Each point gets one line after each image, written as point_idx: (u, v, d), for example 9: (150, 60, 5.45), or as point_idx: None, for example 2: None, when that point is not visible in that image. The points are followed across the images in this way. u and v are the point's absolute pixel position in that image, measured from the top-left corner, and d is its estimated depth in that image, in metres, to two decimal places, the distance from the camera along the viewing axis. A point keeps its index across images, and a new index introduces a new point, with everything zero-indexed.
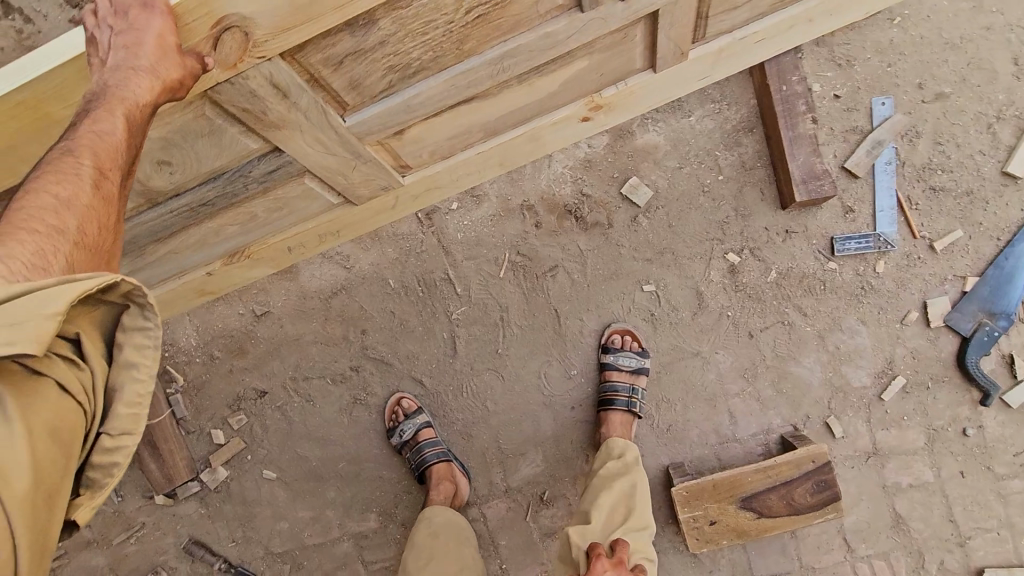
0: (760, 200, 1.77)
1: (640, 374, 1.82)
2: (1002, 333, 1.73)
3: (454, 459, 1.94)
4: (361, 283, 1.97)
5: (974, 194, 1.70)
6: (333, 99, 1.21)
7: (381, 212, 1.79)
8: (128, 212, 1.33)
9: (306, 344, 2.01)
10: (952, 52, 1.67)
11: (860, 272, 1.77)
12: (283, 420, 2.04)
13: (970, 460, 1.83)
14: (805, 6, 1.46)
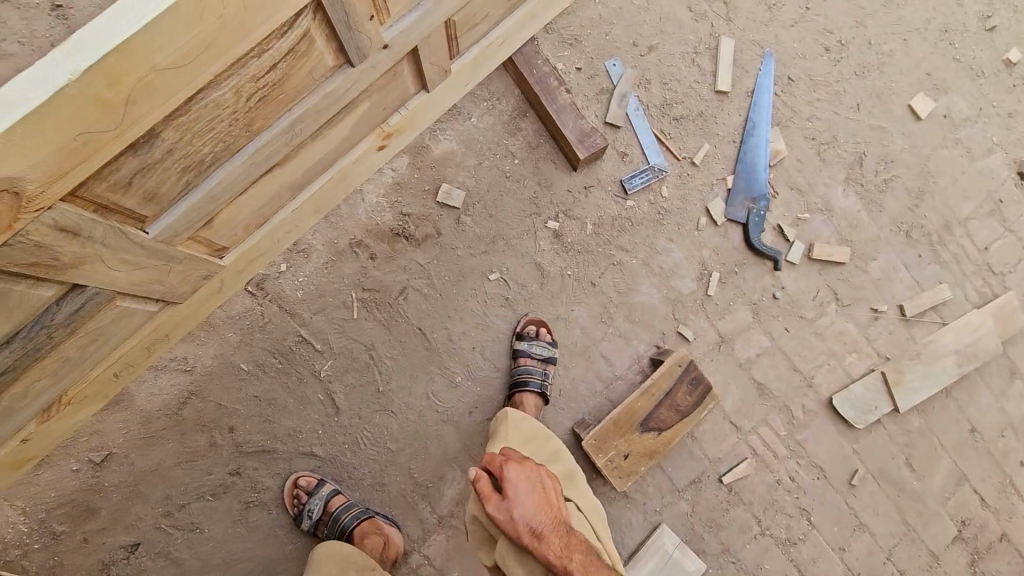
0: (555, 169, 1.99)
1: (551, 363, 1.94)
2: (766, 211, 2.15)
3: (375, 513, 1.85)
4: (210, 381, 1.82)
5: (705, 114, 2.09)
6: (129, 218, 1.13)
7: (205, 302, 1.67)
8: None
9: (169, 471, 1.79)
10: (646, 11, 2.04)
11: (652, 201, 2.07)
12: (172, 564, 1.77)
13: (787, 317, 2.21)
14: (527, 9, 1.71)
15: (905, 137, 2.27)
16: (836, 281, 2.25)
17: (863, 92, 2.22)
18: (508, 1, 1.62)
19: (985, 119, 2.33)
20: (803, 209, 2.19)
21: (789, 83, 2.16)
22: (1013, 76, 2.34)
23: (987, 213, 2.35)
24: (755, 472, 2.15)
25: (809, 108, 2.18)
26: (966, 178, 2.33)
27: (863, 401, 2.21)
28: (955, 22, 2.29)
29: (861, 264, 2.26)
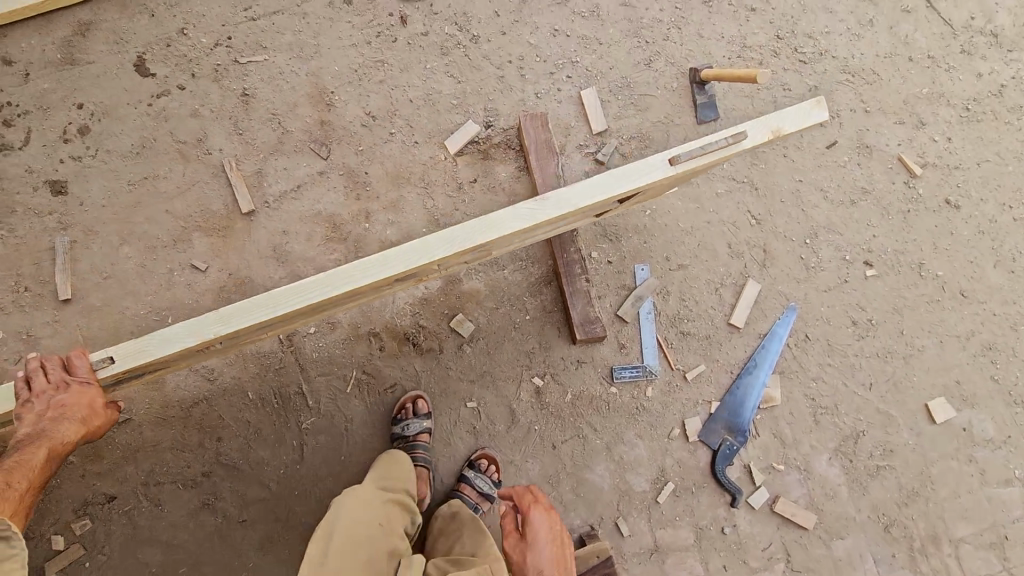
0: (558, 336, 2.25)
1: (489, 498, 2.15)
2: (741, 447, 2.22)
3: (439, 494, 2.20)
4: (221, 395, 2.22)
5: (711, 338, 2.25)
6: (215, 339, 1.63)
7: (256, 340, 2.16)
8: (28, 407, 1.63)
9: (163, 451, 2.19)
10: (688, 235, 2.28)
11: (634, 395, 2.24)
12: (129, 526, 2.15)
13: (729, 555, 2.21)
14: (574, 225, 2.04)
15: (913, 433, 2.24)
16: (795, 542, 2.22)
17: (879, 374, 2.26)
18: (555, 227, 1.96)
19: (1009, 447, 2.25)
20: (780, 459, 2.24)
21: (804, 340, 2.26)
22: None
23: (983, 543, 2.22)
24: None
25: (817, 369, 2.26)
26: (971, 498, 2.23)
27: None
28: (1002, 342, 2.27)
29: (826, 537, 2.22)
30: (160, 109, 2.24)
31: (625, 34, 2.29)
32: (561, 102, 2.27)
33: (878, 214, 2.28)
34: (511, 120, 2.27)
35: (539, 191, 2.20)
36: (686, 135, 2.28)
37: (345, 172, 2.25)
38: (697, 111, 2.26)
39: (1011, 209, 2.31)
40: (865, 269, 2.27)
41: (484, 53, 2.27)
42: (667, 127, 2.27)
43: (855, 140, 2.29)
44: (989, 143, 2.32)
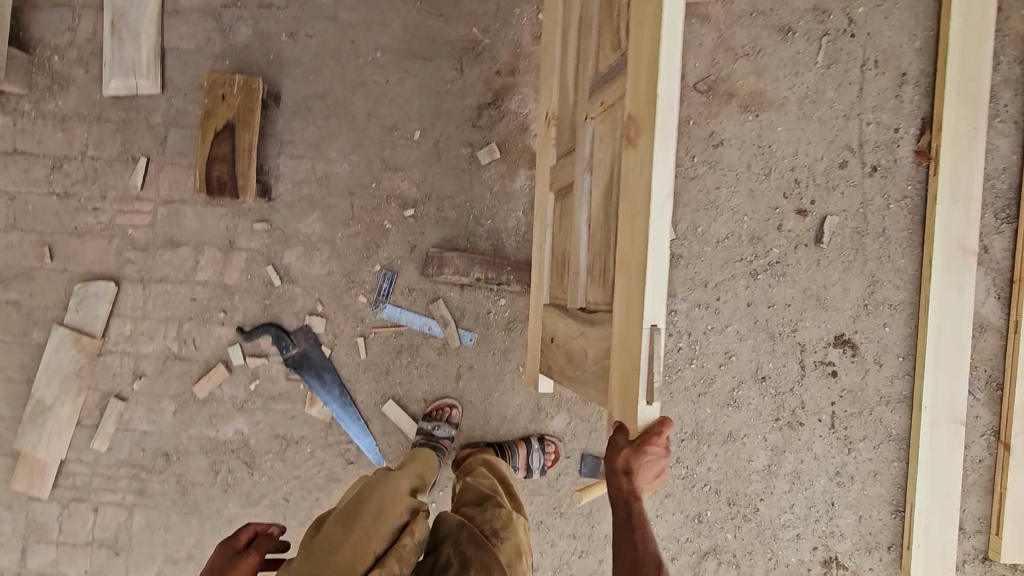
0: (443, 235, 2.29)
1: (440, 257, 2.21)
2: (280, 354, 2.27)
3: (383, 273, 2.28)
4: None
5: (381, 374, 2.26)
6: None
7: None
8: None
9: None
10: (481, 397, 2.24)
11: (362, 281, 2.29)
12: None
13: (194, 306, 2.32)
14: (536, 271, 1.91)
15: (222, 520, 2.30)
16: (172, 372, 2.32)
17: (283, 509, 2.29)
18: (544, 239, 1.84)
19: None
20: (246, 391, 2.29)
21: (343, 460, 2.27)
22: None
23: (103, 543, 2.31)
24: (118, 188, 2.35)
25: (311, 458, 2.28)
26: (146, 546, 2.31)
27: (90, 311, 2.31)
28: None
29: (166, 403, 2.31)
30: None
31: (698, 418, 2.15)
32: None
33: None
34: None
35: None
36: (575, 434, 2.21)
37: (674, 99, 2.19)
38: (591, 454, 2.18)
39: None
40: None
41: (739, 278, 2.17)
42: (589, 421, 2.19)
43: None
44: None
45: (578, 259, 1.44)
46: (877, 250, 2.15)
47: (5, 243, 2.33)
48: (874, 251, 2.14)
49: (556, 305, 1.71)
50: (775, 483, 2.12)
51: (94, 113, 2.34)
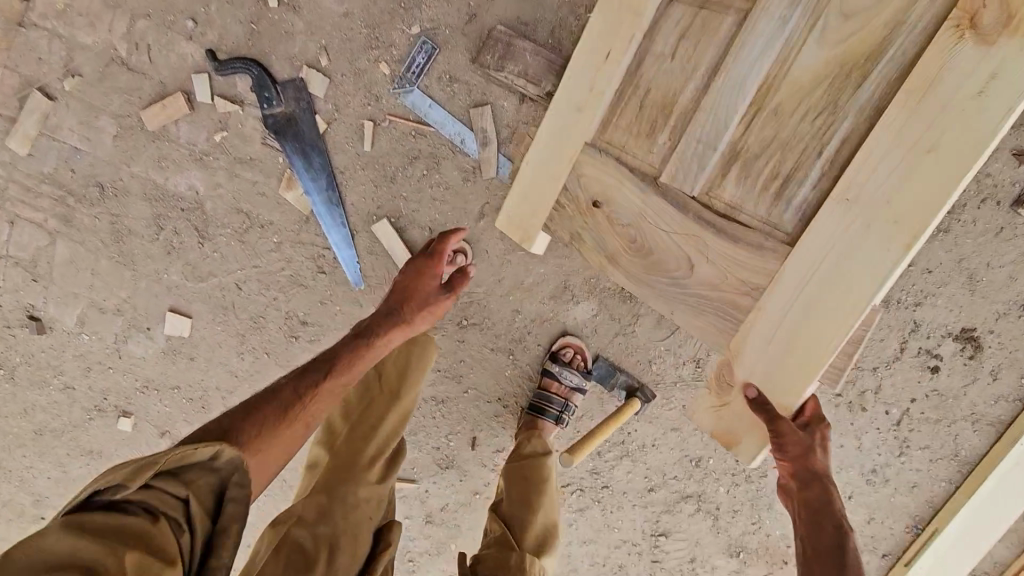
0: (518, 15, 1.58)
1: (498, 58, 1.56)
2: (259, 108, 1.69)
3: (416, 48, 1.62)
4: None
5: (382, 179, 1.72)
6: None
7: None
8: None
9: None
10: (499, 251, 1.74)
11: (391, 46, 1.63)
12: None
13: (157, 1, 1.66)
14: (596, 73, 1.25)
15: (159, 283, 1.92)
16: (116, 83, 1.73)
17: (231, 297, 1.90)
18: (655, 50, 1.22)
19: (99, 348, 2.03)
20: (209, 141, 1.75)
21: (313, 266, 1.83)
22: (105, 404, 2.11)
23: (18, 263, 1.93)
24: None
25: (276, 250, 1.83)
26: (67, 282, 1.94)
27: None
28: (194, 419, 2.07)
29: (105, 122, 1.77)
30: None
31: None
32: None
33: None
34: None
35: None
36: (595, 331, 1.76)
37: None
38: (605, 359, 1.75)
39: None
40: None
41: None
42: (619, 323, 1.73)
43: (454, 461, 1.97)
44: None
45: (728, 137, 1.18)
46: None
47: None
48: None
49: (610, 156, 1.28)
50: None
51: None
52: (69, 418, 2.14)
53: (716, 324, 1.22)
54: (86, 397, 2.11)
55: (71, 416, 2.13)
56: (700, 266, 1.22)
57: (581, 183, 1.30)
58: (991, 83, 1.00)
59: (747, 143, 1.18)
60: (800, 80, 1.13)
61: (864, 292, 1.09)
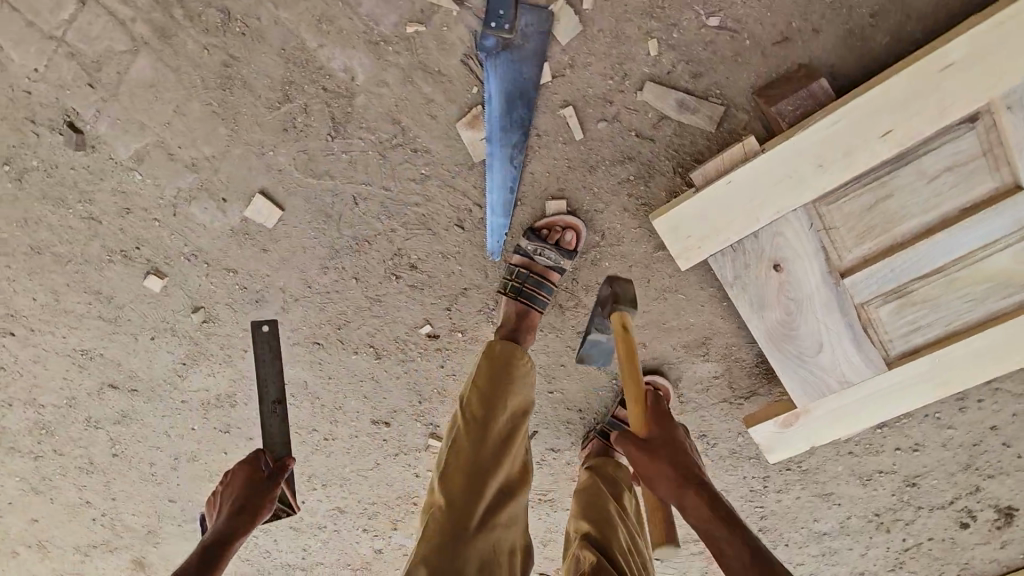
0: (826, 61, 1.29)
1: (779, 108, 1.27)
2: (483, 36, 1.37)
3: (688, 48, 1.34)
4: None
5: (577, 165, 1.49)
6: None
7: None
8: None
9: None
10: (658, 283, 1.60)
11: (663, 33, 1.34)
12: None
13: None
14: (819, 176, 1.25)
15: (261, 159, 1.59)
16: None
17: (342, 206, 1.63)
18: (874, 180, 1.27)
19: (149, 195, 1.70)
20: (396, 28, 1.41)
21: (454, 216, 1.60)
22: (172, 254, 1.79)
23: (80, 59, 1.54)
24: None
25: (419, 180, 1.57)
26: (138, 108, 1.57)
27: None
28: (242, 309, 1.83)
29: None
30: None
31: (820, 462, 1.82)
32: (882, 361, 1.44)
33: (443, 384, 1.87)
34: (973, 314, 1.37)
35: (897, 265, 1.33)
36: (704, 389, 1.74)
37: None
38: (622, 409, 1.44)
39: (312, 432, 2.03)
40: (428, 325, 1.77)
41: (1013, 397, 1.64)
42: (732, 391, 1.73)
43: None
44: (370, 486, 2.10)
45: (891, 272, 1.33)
46: None
47: None
48: None
49: (793, 233, 1.32)
50: (810, 547, 1.95)
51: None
52: (85, 252, 1.83)
53: (803, 393, 1.52)
54: (112, 236, 1.79)
55: (136, 247, 1.80)
56: (824, 351, 1.45)
57: (762, 241, 1.34)
58: None
59: (912, 283, 1.35)
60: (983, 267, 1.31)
61: (907, 400, 1.48)
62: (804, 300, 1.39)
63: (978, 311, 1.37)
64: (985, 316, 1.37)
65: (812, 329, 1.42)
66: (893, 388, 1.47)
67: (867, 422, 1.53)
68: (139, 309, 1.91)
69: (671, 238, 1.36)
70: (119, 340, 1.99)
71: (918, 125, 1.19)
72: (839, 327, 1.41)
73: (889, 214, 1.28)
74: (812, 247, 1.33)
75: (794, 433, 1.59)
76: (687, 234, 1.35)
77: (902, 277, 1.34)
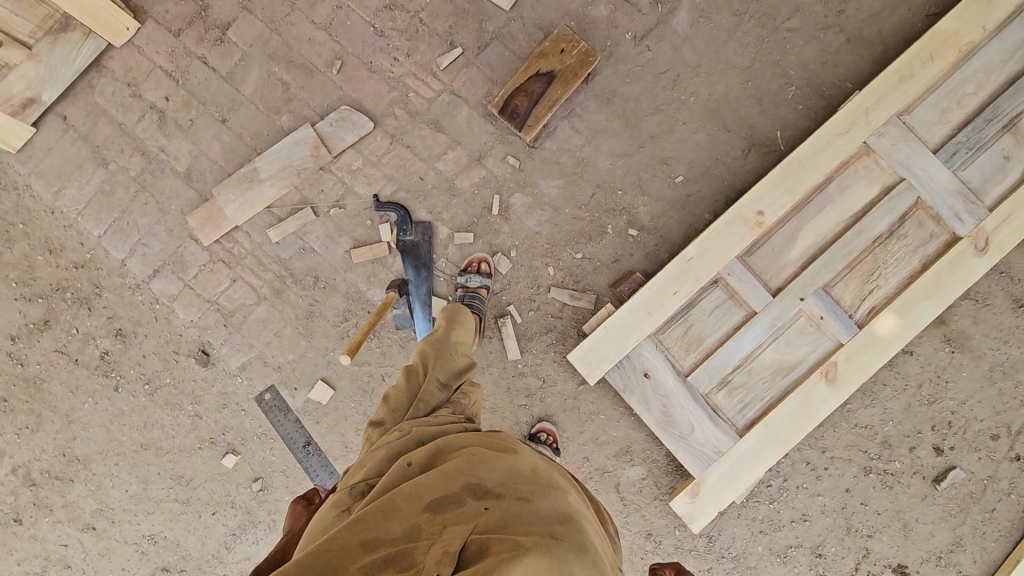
0: (642, 268, 2.51)
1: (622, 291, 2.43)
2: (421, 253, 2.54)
3: (572, 270, 2.51)
4: (875, 51, 2.52)
5: (523, 340, 2.52)
6: (979, 238, 2.28)
7: (859, 119, 2.32)
8: (988, 41, 2.34)
9: (879, 33, 2.53)
10: (588, 411, 2.47)
11: (556, 264, 2.52)
12: None
13: (417, 187, 2.58)
14: (651, 318, 2.31)
15: (325, 359, 2.54)
16: (365, 219, 2.58)
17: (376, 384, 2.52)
18: (680, 318, 2.34)
19: (244, 392, 2.55)
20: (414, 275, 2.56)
21: None
22: (249, 437, 2.55)
23: (219, 310, 2.59)
24: (424, 57, 2.60)
25: None
26: (252, 335, 2.57)
27: (340, 131, 2.56)
28: (296, 474, 2.53)
29: (344, 239, 2.57)
30: None
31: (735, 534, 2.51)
32: (734, 434, 2.29)
33: None
34: (774, 392, 2.30)
35: (714, 366, 2.31)
36: (639, 490, 2.46)
37: (886, 287, 2.31)
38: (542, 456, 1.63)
39: None
40: None
41: (848, 470, 2.42)
42: (660, 489, 2.45)
43: None
44: None
45: (713, 371, 2.31)
46: (978, 521, 2.39)
47: (310, 36, 2.62)
48: (962, 515, 2.40)
49: (648, 352, 2.33)
50: None
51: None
52: (183, 444, 2.56)
53: (699, 466, 2.30)
54: (206, 428, 2.56)
55: (222, 434, 2.55)
56: (697, 432, 2.30)
57: (634, 360, 2.34)
58: (832, 392, 2.27)
59: (727, 377, 2.31)
60: (759, 361, 2.30)
61: (763, 460, 2.28)
62: (672, 396, 2.31)
63: (771, 390, 2.30)
64: (778, 394, 2.30)
65: (684, 414, 2.30)
66: (750, 452, 2.27)
67: (748, 481, 2.28)
68: (205, 491, 2.56)
69: (584, 364, 2.34)
70: (183, 521, 2.56)
71: (691, 287, 2.30)
72: (699, 411, 2.30)
73: (695, 336, 2.33)
74: (663, 359, 2.32)
75: (708, 496, 2.30)
76: (592, 361, 2.33)
77: (721, 375, 2.31)
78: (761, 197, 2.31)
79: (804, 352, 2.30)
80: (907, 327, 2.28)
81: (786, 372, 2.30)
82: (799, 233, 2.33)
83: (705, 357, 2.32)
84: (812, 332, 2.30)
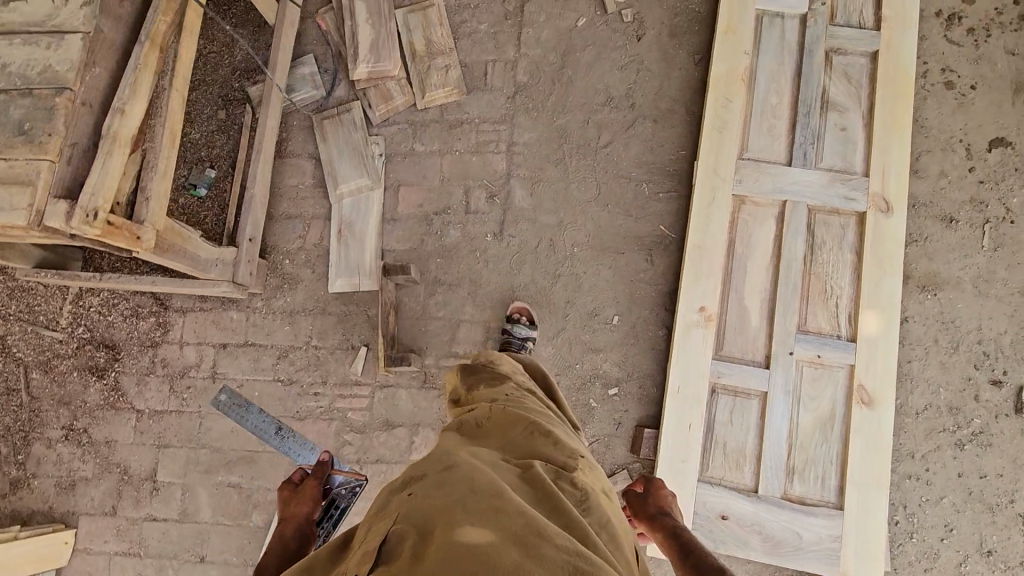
0: (645, 415, 2.48)
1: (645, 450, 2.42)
2: None
3: None
4: (681, 114, 2.71)
5: None
6: (879, 200, 2.38)
7: (713, 182, 2.44)
8: (755, 58, 2.55)
9: (673, 100, 2.73)
10: None
11: None
12: (633, 60, 2.76)
13: None
14: (688, 462, 2.24)
15: None
16: None
17: None
18: (711, 442, 2.28)
19: None
20: None
21: None
22: None
23: None
24: (338, 374, 2.60)
25: None
26: None
27: None
28: None
29: None
30: (960, 177, 2.54)
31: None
32: (836, 510, 2.18)
33: None
34: (837, 447, 2.22)
35: (772, 462, 2.23)
36: None
37: (845, 290, 2.34)
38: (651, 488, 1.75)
39: None
40: None
41: (945, 455, 2.36)
42: None
43: None
44: None
45: (775, 468, 2.22)
46: None
47: (232, 428, 2.59)
48: None
49: (709, 494, 2.23)
50: None
51: (319, 305, 2.67)
52: None
53: (833, 563, 2.16)
54: None
55: None
56: (806, 533, 2.17)
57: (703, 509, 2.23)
58: (881, 410, 2.22)
59: (789, 464, 2.23)
60: (802, 430, 2.24)
61: (878, 513, 2.16)
62: (761, 518, 2.19)
63: (832, 446, 2.23)
64: (840, 445, 2.23)
65: (782, 526, 2.18)
66: (861, 515, 2.17)
67: (882, 542, 2.15)
68: None
69: None
70: None
71: (698, 410, 2.27)
72: (792, 514, 2.18)
73: (735, 448, 2.26)
74: (726, 490, 2.23)
75: None
76: None
77: (784, 467, 2.22)
78: (692, 296, 2.36)
79: (830, 393, 2.27)
80: (889, 310, 2.29)
81: (831, 422, 2.24)
82: (745, 301, 2.36)
83: (758, 460, 2.24)
84: (821, 371, 2.28)
